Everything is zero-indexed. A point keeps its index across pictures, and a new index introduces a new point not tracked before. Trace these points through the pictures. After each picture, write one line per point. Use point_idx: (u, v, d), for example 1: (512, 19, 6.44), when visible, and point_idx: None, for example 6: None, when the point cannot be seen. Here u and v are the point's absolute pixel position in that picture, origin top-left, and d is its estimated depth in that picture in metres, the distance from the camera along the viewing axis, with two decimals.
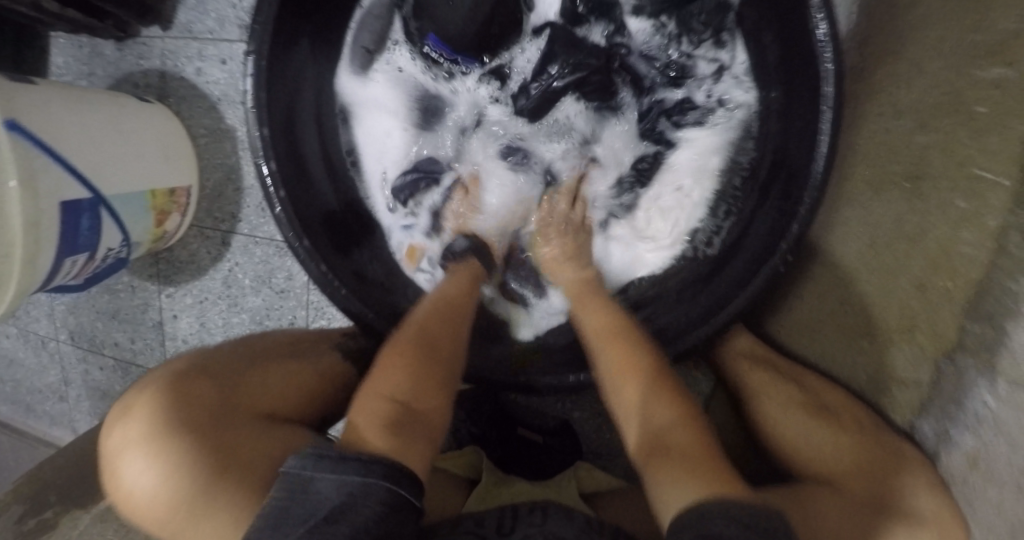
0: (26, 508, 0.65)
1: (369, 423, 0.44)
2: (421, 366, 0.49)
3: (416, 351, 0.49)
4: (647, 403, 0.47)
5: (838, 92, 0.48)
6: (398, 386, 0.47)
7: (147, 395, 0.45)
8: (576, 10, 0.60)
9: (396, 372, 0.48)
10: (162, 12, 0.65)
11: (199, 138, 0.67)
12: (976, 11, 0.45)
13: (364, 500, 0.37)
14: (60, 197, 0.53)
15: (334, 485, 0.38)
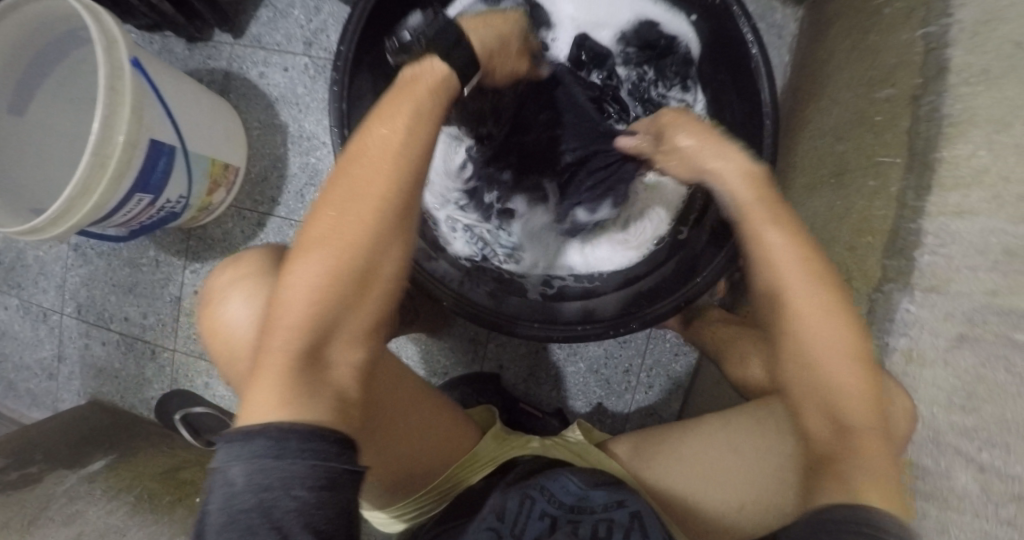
0: (10, 460, 0.63)
1: (274, 381, 0.40)
2: (343, 296, 0.43)
3: (338, 276, 0.42)
4: (827, 341, 0.46)
5: (775, 112, 0.64)
6: (312, 326, 0.42)
7: (254, 259, 0.51)
8: (580, 58, 0.78)
9: (308, 300, 0.42)
10: (237, 24, 0.76)
11: (252, 130, 0.76)
12: (872, 59, 0.66)
13: (288, 490, 0.36)
14: (151, 134, 0.60)
15: (251, 474, 0.37)
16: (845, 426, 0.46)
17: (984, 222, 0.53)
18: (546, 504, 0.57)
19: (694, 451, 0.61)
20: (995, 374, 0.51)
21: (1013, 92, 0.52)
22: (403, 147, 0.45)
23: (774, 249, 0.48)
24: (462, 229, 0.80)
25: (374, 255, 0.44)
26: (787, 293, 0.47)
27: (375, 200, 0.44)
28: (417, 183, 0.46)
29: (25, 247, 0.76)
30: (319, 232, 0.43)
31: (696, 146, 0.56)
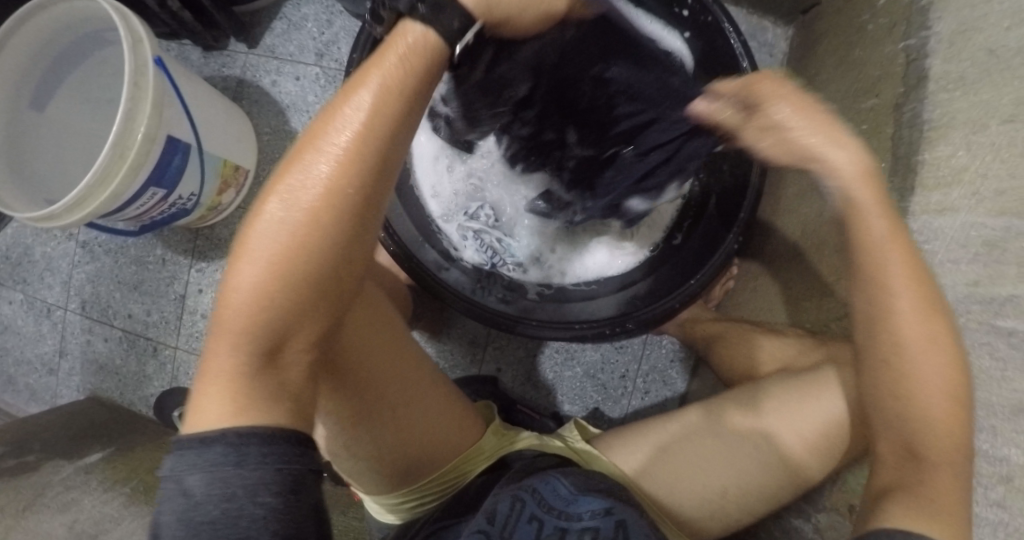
0: (8, 449, 0.64)
1: (221, 388, 0.39)
2: (291, 298, 0.40)
3: (285, 279, 0.39)
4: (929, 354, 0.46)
5: None
6: (257, 332, 0.39)
7: None
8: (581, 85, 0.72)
9: (255, 296, 0.39)
10: (252, 35, 0.80)
11: (263, 135, 0.79)
12: (857, 73, 0.70)
13: (254, 497, 0.37)
14: (168, 130, 0.62)
15: (211, 484, 0.37)
16: (918, 454, 0.47)
17: (964, 218, 0.55)
18: (535, 507, 0.56)
19: (677, 447, 0.61)
20: (981, 360, 0.53)
21: (989, 96, 0.53)
22: (360, 140, 0.39)
23: (888, 255, 0.46)
24: (472, 237, 0.80)
25: (325, 255, 0.40)
26: (887, 313, 0.47)
27: (326, 198, 0.39)
28: (379, 175, 0.40)
29: (33, 244, 0.78)
30: (265, 227, 0.39)
31: (800, 113, 0.47)
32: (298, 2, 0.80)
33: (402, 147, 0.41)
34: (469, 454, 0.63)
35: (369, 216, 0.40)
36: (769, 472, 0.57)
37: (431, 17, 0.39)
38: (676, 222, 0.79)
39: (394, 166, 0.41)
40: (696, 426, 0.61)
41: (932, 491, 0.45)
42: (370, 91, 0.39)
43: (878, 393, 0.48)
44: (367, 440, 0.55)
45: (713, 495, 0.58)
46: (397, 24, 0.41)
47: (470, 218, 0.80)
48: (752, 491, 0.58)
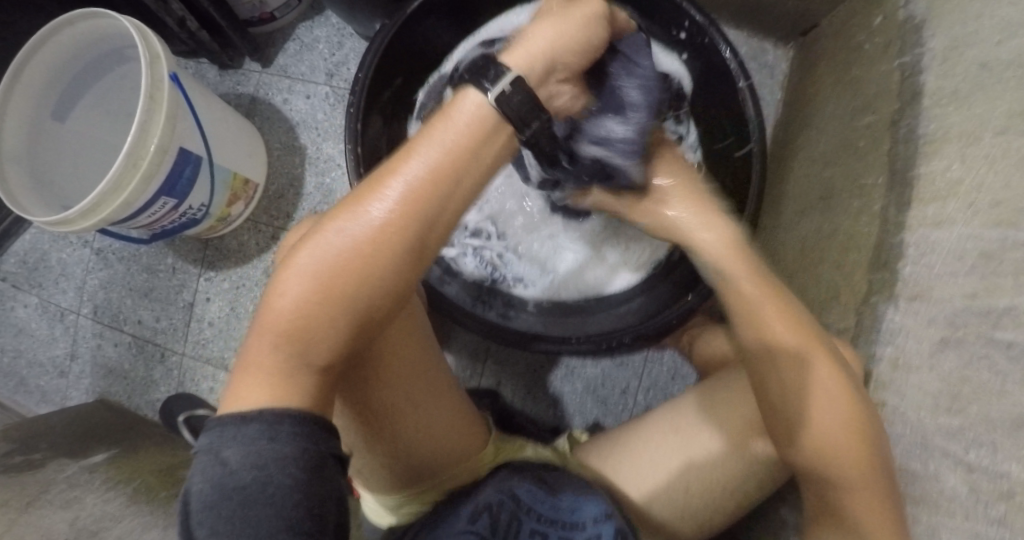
0: (14, 447, 0.65)
1: (260, 380, 0.40)
2: (333, 314, 0.40)
3: (330, 296, 0.40)
4: (826, 390, 0.51)
5: (762, 145, 0.69)
6: (298, 338, 0.40)
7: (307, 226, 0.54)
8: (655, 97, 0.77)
9: (307, 305, 0.40)
10: (267, 55, 0.84)
11: (274, 150, 0.83)
12: (852, 91, 0.70)
13: (283, 468, 0.37)
14: (181, 143, 0.65)
15: (246, 456, 0.38)
16: (829, 482, 0.52)
17: (960, 230, 0.53)
18: (535, 523, 0.56)
19: (645, 444, 0.62)
20: (980, 374, 0.51)
21: (980, 109, 0.53)
22: (430, 176, 0.41)
23: (762, 305, 0.55)
24: (473, 254, 0.82)
25: (376, 283, 0.41)
26: (778, 350, 0.54)
27: (380, 231, 0.40)
28: (432, 220, 0.41)
29: (49, 250, 0.81)
30: (319, 244, 0.40)
31: (687, 204, 0.61)
32: (310, 25, 0.84)
33: (454, 199, 0.42)
34: (475, 462, 0.61)
35: (419, 256, 0.42)
36: (733, 463, 0.59)
37: (494, 85, 0.42)
38: None
39: (447, 215, 0.42)
40: (660, 419, 0.63)
41: (859, 516, 0.50)
42: (434, 149, 0.41)
43: (781, 422, 0.54)
44: (391, 442, 0.55)
45: (676, 490, 0.60)
46: (459, 92, 0.44)
47: (472, 236, 0.82)
48: (713, 484, 0.59)
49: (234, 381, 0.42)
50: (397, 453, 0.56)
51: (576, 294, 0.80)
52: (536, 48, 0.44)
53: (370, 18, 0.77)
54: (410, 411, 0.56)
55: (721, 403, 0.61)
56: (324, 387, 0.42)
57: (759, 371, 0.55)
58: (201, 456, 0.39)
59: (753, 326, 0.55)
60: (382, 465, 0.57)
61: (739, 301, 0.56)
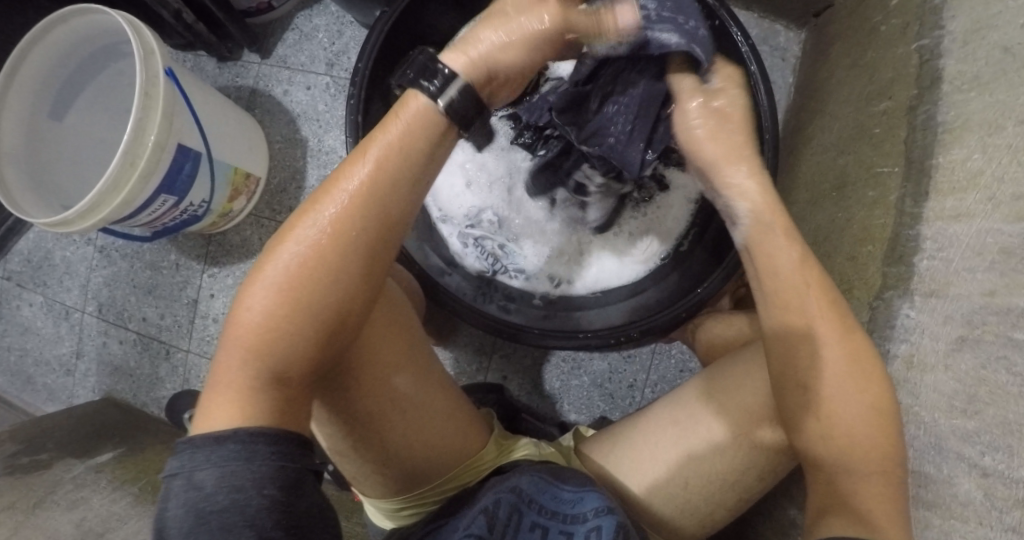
0: (22, 447, 0.66)
1: (232, 396, 0.42)
2: (298, 324, 0.43)
3: (293, 305, 0.43)
4: (847, 379, 0.49)
5: (774, 133, 0.66)
6: (266, 351, 0.43)
7: None
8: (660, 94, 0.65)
9: (270, 317, 0.43)
10: (265, 46, 0.82)
11: (275, 143, 0.82)
12: (870, 75, 0.67)
13: (260, 489, 0.38)
14: (179, 139, 0.64)
15: (221, 479, 0.39)
16: (840, 467, 0.50)
17: (979, 223, 0.52)
18: (536, 516, 0.55)
19: (644, 439, 0.61)
20: (997, 375, 0.50)
21: (1003, 96, 0.51)
22: (376, 178, 0.45)
23: (779, 275, 0.51)
24: (473, 245, 0.80)
25: (334, 288, 0.44)
26: (806, 339, 0.50)
27: (334, 235, 0.44)
28: (386, 220, 0.45)
29: (53, 248, 0.83)
30: (278, 260, 0.44)
31: (710, 127, 0.54)
32: (309, 14, 0.82)
33: (404, 197, 0.46)
34: (474, 463, 0.61)
35: (373, 255, 0.45)
36: (731, 457, 0.57)
37: (440, 93, 0.46)
38: (686, 230, 0.77)
39: (400, 213, 0.46)
40: (659, 417, 0.62)
41: (867, 507, 0.48)
42: (379, 154, 0.45)
43: (805, 410, 0.51)
44: (380, 447, 0.56)
45: (675, 485, 0.59)
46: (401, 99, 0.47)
47: (471, 226, 0.80)
48: (712, 478, 0.58)
49: (205, 402, 0.43)
50: (389, 457, 0.57)
51: (582, 286, 0.79)
52: (481, 50, 0.48)
53: (368, 6, 0.75)
54: (396, 414, 0.56)
55: (718, 393, 0.59)
56: (296, 397, 0.44)
57: (787, 351, 0.51)
58: (179, 479, 0.39)
59: (776, 293, 0.52)
60: (375, 471, 0.58)
61: (764, 271, 0.52)
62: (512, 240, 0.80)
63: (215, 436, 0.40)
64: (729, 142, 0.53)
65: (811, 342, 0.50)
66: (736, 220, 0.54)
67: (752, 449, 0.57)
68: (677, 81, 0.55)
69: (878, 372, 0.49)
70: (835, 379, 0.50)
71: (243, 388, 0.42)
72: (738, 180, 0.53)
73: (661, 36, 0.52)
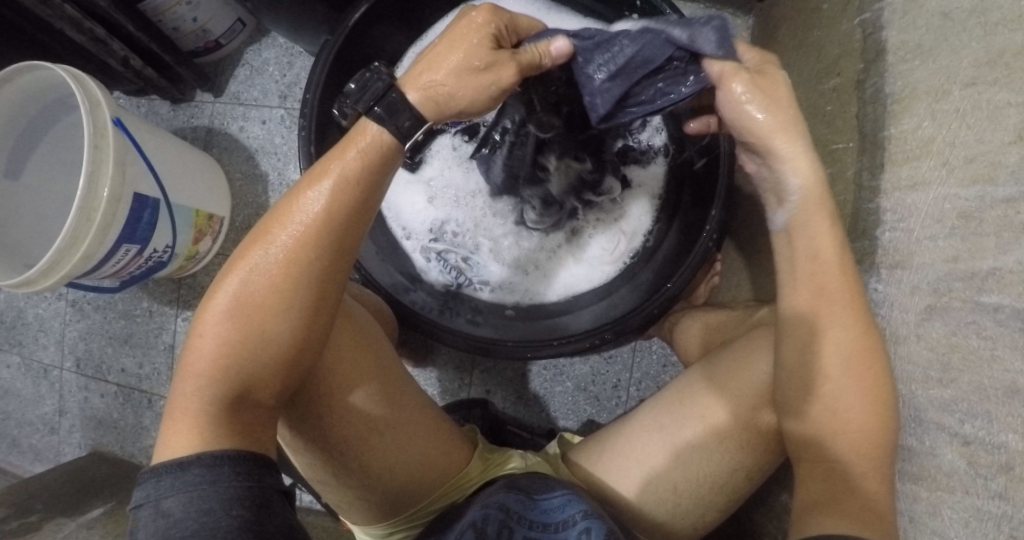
0: (11, 512, 0.65)
1: (187, 421, 0.43)
2: (253, 349, 0.44)
3: (246, 330, 0.44)
4: (852, 371, 0.49)
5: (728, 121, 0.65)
6: (221, 375, 0.44)
7: None
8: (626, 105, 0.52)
9: (222, 344, 0.44)
10: (217, 84, 0.83)
11: (236, 181, 0.82)
12: (817, 52, 0.67)
13: (230, 510, 0.39)
14: (135, 189, 0.64)
15: (188, 504, 0.39)
16: (838, 459, 0.50)
17: (937, 190, 0.51)
18: (527, 530, 0.55)
19: (629, 446, 0.60)
20: (968, 340, 0.49)
21: (947, 61, 0.52)
22: (327, 207, 0.45)
23: (811, 258, 0.49)
24: (436, 259, 0.80)
25: (286, 314, 0.45)
26: (825, 334, 0.50)
27: (284, 264, 0.44)
28: (338, 246, 0.45)
29: (25, 307, 0.82)
30: (229, 288, 0.45)
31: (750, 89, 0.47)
32: (258, 48, 0.82)
33: (359, 223, 0.46)
34: (462, 482, 0.61)
35: (324, 282, 0.45)
36: (718, 457, 0.57)
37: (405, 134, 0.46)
38: (651, 225, 0.78)
39: (352, 238, 0.46)
40: (644, 419, 0.61)
41: (858, 498, 0.48)
42: (328, 180, 0.45)
43: (812, 405, 0.51)
44: (362, 472, 0.56)
45: (664, 488, 0.58)
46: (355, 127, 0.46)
47: (434, 240, 0.80)
48: (702, 481, 0.57)
49: (165, 427, 0.44)
50: (371, 482, 0.56)
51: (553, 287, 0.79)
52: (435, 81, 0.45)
53: (314, 34, 0.74)
54: (372, 436, 0.56)
55: (702, 390, 0.59)
56: (256, 419, 0.45)
57: (804, 348, 0.51)
58: (144, 509, 0.40)
59: (811, 282, 0.50)
60: (362, 498, 0.57)
61: (801, 254, 0.50)
62: (475, 252, 0.80)
63: (177, 462, 0.41)
64: (783, 108, 0.48)
65: (823, 337, 0.50)
66: (784, 197, 0.50)
67: (737, 448, 0.57)
68: (711, 65, 0.48)
69: (876, 361, 0.49)
70: (832, 368, 0.50)
71: (197, 414, 0.43)
72: (793, 151, 0.48)
73: (673, 32, 0.48)
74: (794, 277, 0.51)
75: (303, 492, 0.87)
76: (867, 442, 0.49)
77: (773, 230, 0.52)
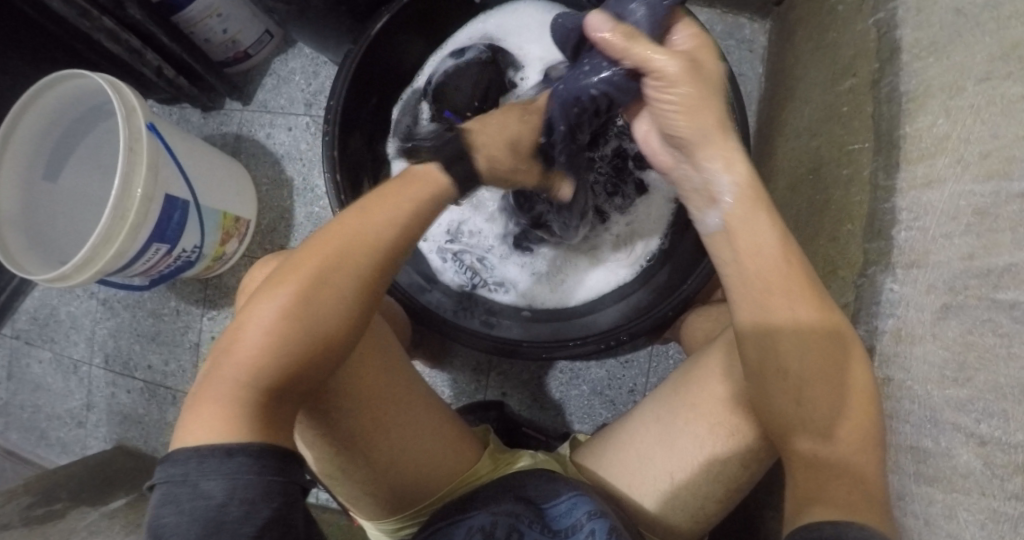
0: (38, 499, 0.67)
1: (223, 415, 0.44)
2: (291, 346, 0.46)
3: (290, 330, 0.46)
4: (824, 368, 0.47)
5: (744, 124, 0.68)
6: (262, 370, 0.45)
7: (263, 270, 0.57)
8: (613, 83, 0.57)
9: (264, 339, 0.45)
10: (245, 93, 0.86)
11: (262, 186, 0.85)
12: (831, 54, 0.67)
13: (269, 502, 0.40)
14: (166, 190, 0.67)
15: (226, 488, 0.40)
16: (831, 446, 0.47)
17: (951, 187, 0.51)
18: (538, 534, 0.55)
19: (632, 442, 0.61)
20: (984, 338, 0.48)
21: (961, 57, 0.52)
22: (383, 228, 0.50)
23: (760, 241, 0.49)
24: (452, 260, 0.82)
25: (330, 316, 0.47)
26: (780, 328, 0.48)
27: (337, 274, 0.48)
28: (387, 269, 0.50)
29: (58, 305, 0.86)
30: (277, 289, 0.46)
31: (690, 98, 0.51)
32: (285, 58, 0.86)
33: (403, 251, 0.51)
34: (469, 476, 0.61)
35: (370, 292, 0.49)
36: (719, 453, 0.56)
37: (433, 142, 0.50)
38: (666, 230, 0.79)
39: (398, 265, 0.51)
40: (644, 415, 0.61)
41: (844, 491, 0.45)
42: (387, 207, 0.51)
43: (775, 393, 0.49)
44: (368, 463, 0.57)
45: (662, 484, 0.58)
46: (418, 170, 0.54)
47: (450, 241, 0.83)
48: (698, 475, 0.57)
49: (189, 418, 0.44)
50: (376, 471, 0.57)
51: (569, 288, 0.80)
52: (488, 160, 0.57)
53: (338, 44, 0.77)
54: (380, 436, 0.57)
55: (694, 387, 0.58)
56: (284, 413, 0.46)
57: (767, 343, 0.48)
58: (174, 485, 0.41)
59: (755, 297, 0.49)
60: (367, 490, 0.58)
61: (741, 245, 0.49)
62: (490, 254, 0.82)
63: (217, 450, 0.42)
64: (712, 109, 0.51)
65: (785, 325, 0.48)
66: (718, 197, 0.51)
67: (734, 442, 0.56)
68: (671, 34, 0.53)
69: (850, 346, 0.47)
70: (810, 362, 0.47)
71: (234, 404, 0.44)
72: (726, 150, 0.51)
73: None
74: (738, 267, 0.49)
75: (320, 490, 0.88)
76: (859, 437, 0.47)
77: (706, 232, 0.52)
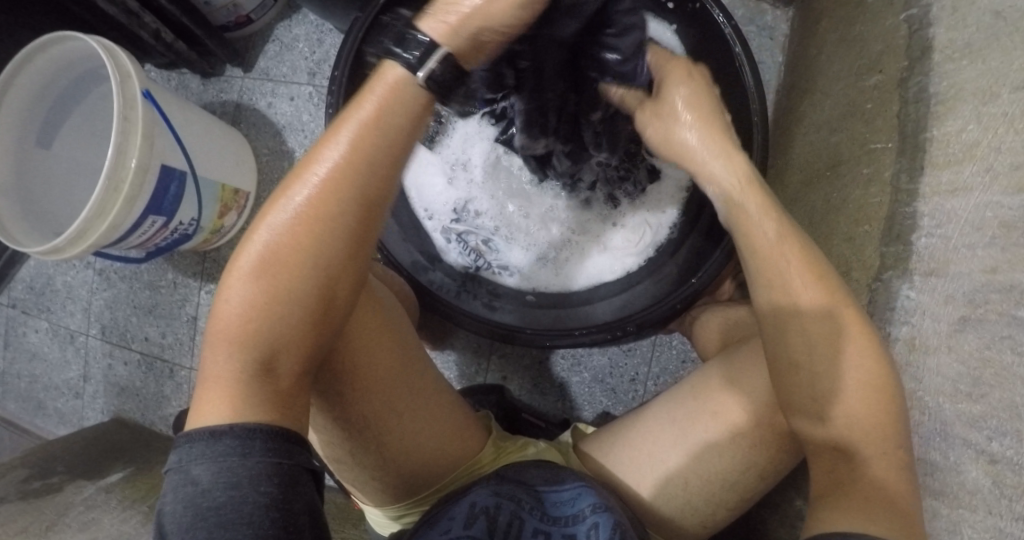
0: (34, 473, 0.67)
1: (219, 387, 0.44)
2: (279, 315, 0.44)
3: (275, 298, 0.43)
4: (863, 366, 0.47)
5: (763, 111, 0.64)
6: (251, 342, 0.44)
7: None
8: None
9: (251, 309, 0.43)
10: (246, 60, 0.84)
11: (262, 156, 0.83)
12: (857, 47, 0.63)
13: (257, 486, 0.40)
14: (162, 160, 0.64)
15: (216, 473, 0.41)
16: (858, 455, 0.48)
17: (978, 197, 0.46)
18: (537, 522, 0.56)
19: (641, 436, 0.60)
20: (1002, 355, 0.45)
21: (997, 61, 0.46)
22: (349, 159, 0.42)
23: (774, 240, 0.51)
24: (456, 240, 0.80)
25: (313, 277, 0.43)
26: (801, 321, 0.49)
27: (308, 224, 0.42)
28: (366, 205, 0.43)
29: (54, 274, 0.85)
30: (252, 251, 0.43)
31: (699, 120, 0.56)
32: (288, 24, 0.83)
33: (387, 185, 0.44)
34: (474, 465, 0.61)
35: (354, 242, 0.43)
36: (731, 456, 0.57)
37: (419, 64, 0.40)
38: (676, 219, 0.77)
39: (383, 198, 0.44)
40: (653, 413, 0.61)
41: (870, 498, 0.46)
42: (349, 131, 0.42)
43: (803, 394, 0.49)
44: (375, 449, 0.56)
45: (671, 483, 0.58)
46: (380, 69, 0.42)
47: (456, 221, 0.80)
48: (708, 476, 0.57)
49: (199, 397, 0.45)
50: (386, 459, 0.56)
51: (578, 272, 0.78)
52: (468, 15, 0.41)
53: (343, 13, 0.74)
54: (395, 410, 0.56)
55: (714, 387, 0.59)
56: (287, 383, 0.45)
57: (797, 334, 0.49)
58: (173, 473, 0.41)
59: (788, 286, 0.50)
60: (374, 477, 0.58)
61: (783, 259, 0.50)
62: (496, 235, 0.80)
63: (210, 429, 0.42)
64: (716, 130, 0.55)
65: (820, 330, 0.49)
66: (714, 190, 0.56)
67: (752, 448, 0.56)
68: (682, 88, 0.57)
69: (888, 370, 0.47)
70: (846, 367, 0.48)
71: (231, 384, 0.44)
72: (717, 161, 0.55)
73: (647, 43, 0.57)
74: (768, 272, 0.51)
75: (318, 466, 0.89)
76: (878, 448, 0.47)
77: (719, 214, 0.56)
